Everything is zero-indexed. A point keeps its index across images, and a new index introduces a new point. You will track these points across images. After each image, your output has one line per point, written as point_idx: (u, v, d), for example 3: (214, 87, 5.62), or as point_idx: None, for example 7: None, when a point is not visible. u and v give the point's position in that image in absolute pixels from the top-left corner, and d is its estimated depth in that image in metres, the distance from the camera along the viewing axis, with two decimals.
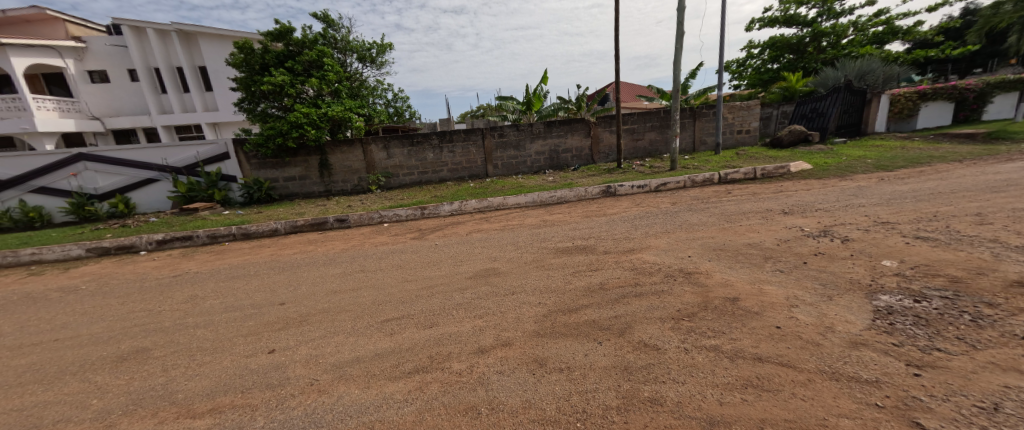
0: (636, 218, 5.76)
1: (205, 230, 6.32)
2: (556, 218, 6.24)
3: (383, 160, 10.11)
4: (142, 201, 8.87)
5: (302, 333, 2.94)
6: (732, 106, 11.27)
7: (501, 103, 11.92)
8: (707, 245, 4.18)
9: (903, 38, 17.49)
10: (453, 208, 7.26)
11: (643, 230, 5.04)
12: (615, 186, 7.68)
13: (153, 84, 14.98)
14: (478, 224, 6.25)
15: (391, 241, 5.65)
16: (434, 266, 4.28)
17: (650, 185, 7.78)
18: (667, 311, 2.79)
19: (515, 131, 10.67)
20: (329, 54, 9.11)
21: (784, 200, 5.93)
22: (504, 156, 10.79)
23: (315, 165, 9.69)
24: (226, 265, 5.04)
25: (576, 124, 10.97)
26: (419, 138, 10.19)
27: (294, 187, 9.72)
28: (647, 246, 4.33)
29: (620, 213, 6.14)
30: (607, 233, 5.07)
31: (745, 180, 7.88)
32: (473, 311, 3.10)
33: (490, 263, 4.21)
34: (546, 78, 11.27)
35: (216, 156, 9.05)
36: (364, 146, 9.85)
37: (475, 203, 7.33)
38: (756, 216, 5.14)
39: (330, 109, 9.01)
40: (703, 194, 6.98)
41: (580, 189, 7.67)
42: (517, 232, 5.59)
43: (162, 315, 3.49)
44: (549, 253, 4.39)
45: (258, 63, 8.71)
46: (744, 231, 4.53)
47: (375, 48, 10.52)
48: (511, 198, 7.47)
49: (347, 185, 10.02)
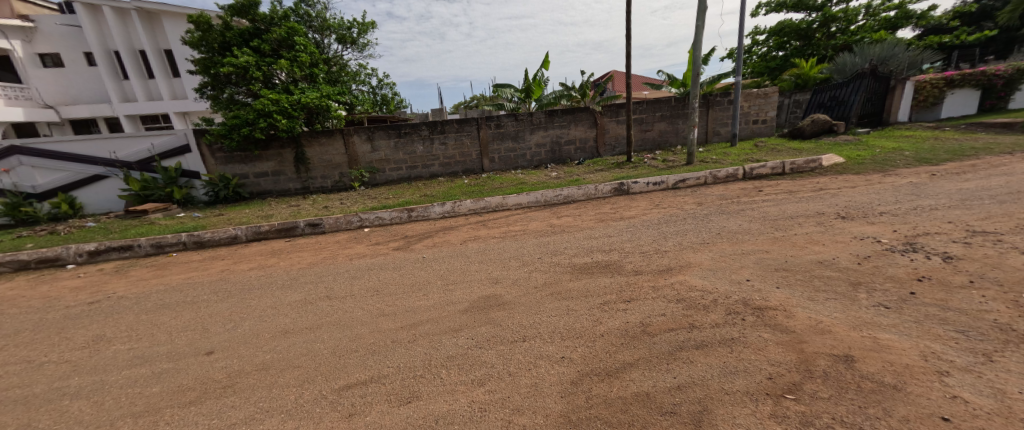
0: (656, 222, 4.93)
1: (148, 239, 5.31)
2: (565, 223, 5.36)
3: (367, 154, 9.14)
4: (92, 200, 7.83)
5: (220, 411, 2.02)
6: (749, 93, 10.37)
7: (496, 90, 10.81)
8: (764, 263, 3.31)
9: (916, 22, 16.84)
10: (444, 210, 6.31)
11: (674, 237, 4.21)
12: (628, 183, 6.84)
13: (113, 69, 13.55)
14: (473, 231, 5.34)
15: (369, 253, 4.72)
16: (420, 292, 3.37)
17: (668, 182, 6.92)
18: (753, 378, 1.91)
19: (514, 121, 9.70)
20: (301, 33, 7.97)
21: (833, 200, 5.08)
22: (502, 148, 9.83)
23: (290, 159, 8.71)
24: (163, 286, 4.08)
25: (580, 114, 10.01)
26: (407, 128, 9.20)
27: (267, 184, 8.75)
28: (686, 264, 3.45)
29: (639, 217, 5.26)
30: (631, 243, 4.18)
31: (773, 175, 7.05)
32: (469, 371, 2.20)
33: (491, 288, 3.32)
34: (548, 62, 10.21)
35: (175, 149, 8.06)
36: (345, 138, 8.88)
37: (469, 204, 6.39)
38: (809, 222, 4.29)
39: (303, 95, 7.91)
40: (731, 193, 6.13)
41: (589, 187, 6.79)
42: (522, 241, 4.70)
43: (40, 373, 2.53)
44: (564, 274, 3.52)
45: (218, 42, 7.50)
46: (805, 243, 3.65)
47: (355, 28, 9.36)
48: (511, 198, 6.54)
49: (328, 182, 9.05)
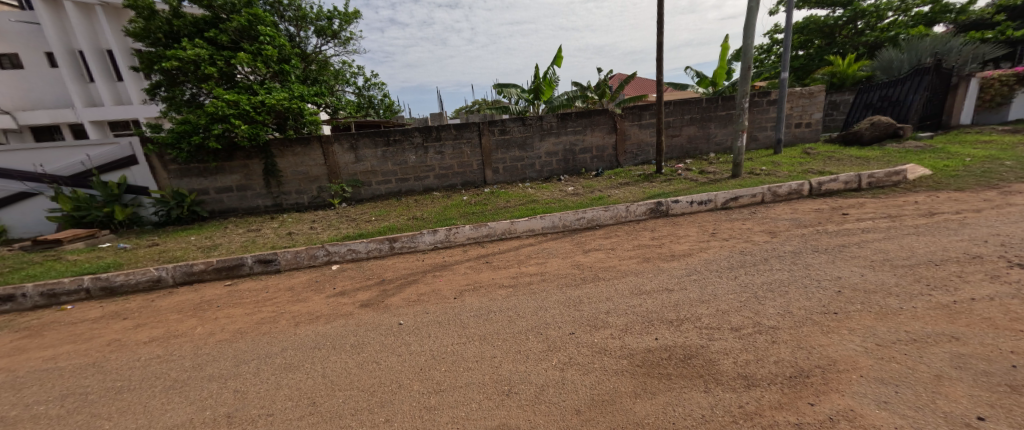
0: (723, 264, 3.56)
1: (38, 284, 3.97)
2: (596, 262, 3.99)
3: (350, 164, 7.83)
4: (17, 222, 6.54)
5: None
6: (792, 93, 8.99)
7: (500, 91, 9.42)
8: (973, 368, 1.91)
9: (955, 18, 15.42)
10: (436, 239, 4.94)
11: (764, 295, 2.86)
12: (667, 202, 5.46)
13: (78, 70, 12.40)
14: (472, 274, 4.00)
15: (327, 311, 3.36)
16: (380, 415, 2.00)
17: (716, 200, 5.53)
18: None
19: (521, 126, 8.34)
20: (268, 21, 6.64)
21: (969, 233, 3.68)
22: (507, 157, 8.48)
23: (259, 171, 7.45)
24: (8, 373, 2.73)
25: (597, 116, 8.64)
26: (397, 135, 7.88)
27: (231, 200, 7.51)
28: (825, 361, 2.06)
29: (698, 255, 3.89)
30: (705, 306, 2.79)
31: (848, 191, 5.66)
32: None
33: (501, 412, 1.94)
34: (560, 58, 8.83)
35: (118, 160, 6.81)
36: (324, 147, 7.59)
37: (467, 230, 5.02)
38: (969, 272, 2.89)
39: (269, 95, 6.53)
40: (806, 217, 4.75)
41: (619, 207, 5.41)
42: (542, 294, 3.33)
43: None
44: (618, 375, 2.14)
45: (165, 31, 6.18)
46: (1008, 320, 2.26)
47: (336, 18, 8.05)
48: (521, 222, 5.15)
49: (303, 198, 7.78)
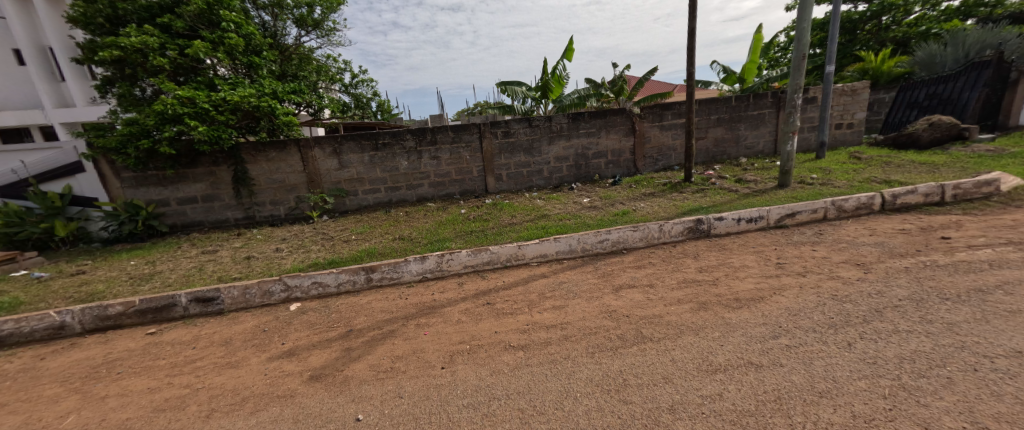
0: (819, 318, 2.54)
1: None
2: (635, 308, 2.97)
3: (332, 172, 6.86)
4: None
5: None
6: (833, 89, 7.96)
7: (504, 89, 8.43)
8: None
9: (990, 12, 14.29)
10: (424, 268, 3.96)
11: (916, 385, 1.84)
12: (709, 220, 4.45)
13: (47, 68, 11.61)
14: (469, 324, 2.98)
15: (259, 389, 2.35)
16: None
17: (770, 217, 4.52)
18: None
19: (527, 128, 7.35)
20: (233, 5, 5.69)
21: None
22: (512, 162, 7.49)
23: (227, 179, 6.49)
24: None
25: (614, 117, 7.65)
26: (386, 138, 6.91)
27: (196, 212, 6.54)
28: None
29: (773, 298, 2.88)
30: (830, 407, 1.77)
31: (928, 206, 4.64)
32: None
33: None
34: (571, 51, 7.74)
35: (61, 168, 5.94)
36: (302, 151, 6.63)
37: (464, 256, 4.03)
38: None
39: (233, 91, 5.56)
40: (893, 242, 3.74)
41: (650, 226, 4.41)
42: (567, 364, 2.34)
43: None
44: None
45: (106, 15, 5.23)
46: None
47: (318, 5, 7.09)
48: (530, 246, 4.16)
49: (279, 210, 6.80)
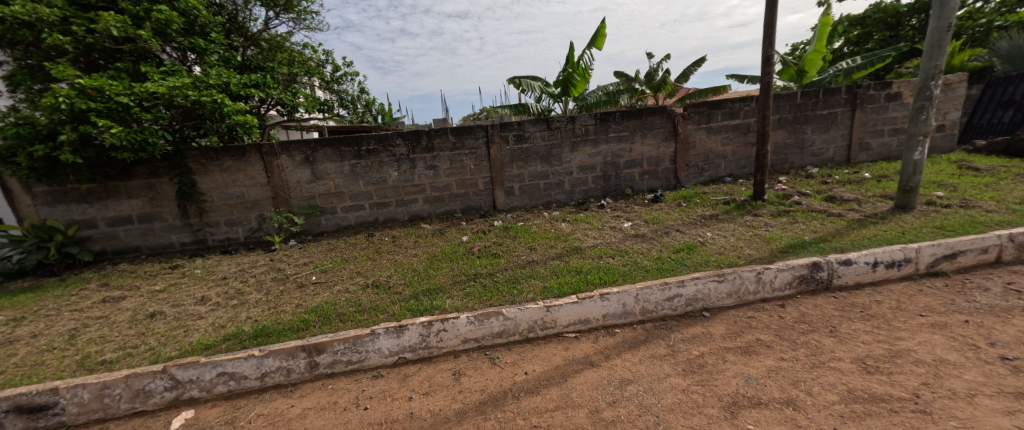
0: None
1: None
2: None
3: (303, 185, 5.49)
4: None
5: None
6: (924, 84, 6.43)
7: (518, 83, 6.98)
8: None
9: None
10: (399, 345, 2.53)
11: None
12: (831, 265, 2.96)
13: None
14: None
15: None
16: None
17: (919, 261, 3.03)
18: None
19: (545, 131, 5.94)
20: None
21: None
22: (526, 172, 6.07)
23: (170, 195, 5.15)
24: None
25: (652, 117, 6.20)
26: (370, 143, 5.53)
27: (131, 236, 5.21)
28: None
29: None
30: None
31: None
32: None
33: None
34: (601, 37, 6.29)
35: None
36: (264, 160, 5.27)
37: (463, 326, 2.60)
38: None
39: (163, 81, 4.21)
40: None
41: (742, 273, 2.93)
42: None
43: None
44: None
45: None
46: None
47: None
48: (566, 308, 2.71)
49: (237, 232, 5.45)
